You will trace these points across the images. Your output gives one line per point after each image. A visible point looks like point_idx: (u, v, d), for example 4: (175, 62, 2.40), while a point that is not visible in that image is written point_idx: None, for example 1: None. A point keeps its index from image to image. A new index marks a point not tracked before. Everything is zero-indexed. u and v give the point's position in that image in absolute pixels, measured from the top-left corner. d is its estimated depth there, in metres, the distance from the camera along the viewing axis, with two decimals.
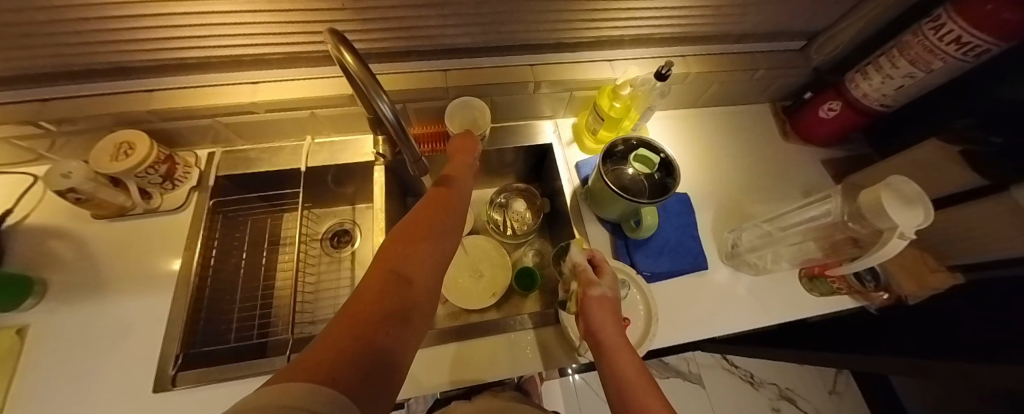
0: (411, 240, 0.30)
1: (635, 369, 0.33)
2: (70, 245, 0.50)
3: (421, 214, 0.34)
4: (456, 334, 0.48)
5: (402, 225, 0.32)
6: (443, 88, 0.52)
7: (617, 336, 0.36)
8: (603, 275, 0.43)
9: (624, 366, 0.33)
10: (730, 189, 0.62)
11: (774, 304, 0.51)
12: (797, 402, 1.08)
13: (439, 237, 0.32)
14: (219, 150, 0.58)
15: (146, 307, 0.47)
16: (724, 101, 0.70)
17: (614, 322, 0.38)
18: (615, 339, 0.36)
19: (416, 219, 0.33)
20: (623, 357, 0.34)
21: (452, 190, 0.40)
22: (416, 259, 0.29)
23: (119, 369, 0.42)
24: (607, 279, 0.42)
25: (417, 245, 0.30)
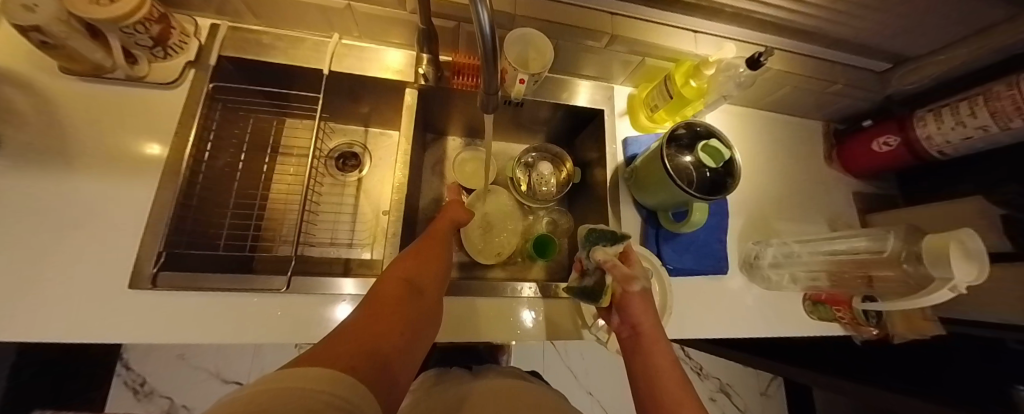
0: (411, 271, 0.36)
1: (668, 361, 0.33)
2: (22, 95, 0.41)
3: (420, 250, 0.40)
4: (454, 289, 0.46)
5: (405, 259, 0.38)
6: (510, 15, 0.44)
7: (654, 326, 0.36)
8: (636, 267, 0.41)
9: (658, 356, 0.33)
10: (764, 201, 0.61)
11: (773, 318, 0.52)
12: (731, 396, 1.22)
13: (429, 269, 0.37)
14: (224, 23, 0.49)
15: (119, 192, 0.40)
16: (782, 109, 0.66)
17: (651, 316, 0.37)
18: (653, 332, 0.36)
19: (419, 255, 0.39)
20: (659, 347, 0.34)
21: (441, 233, 0.44)
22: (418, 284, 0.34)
23: (86, 254, 0.37)
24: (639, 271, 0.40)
25: (417, 275, 0.36)
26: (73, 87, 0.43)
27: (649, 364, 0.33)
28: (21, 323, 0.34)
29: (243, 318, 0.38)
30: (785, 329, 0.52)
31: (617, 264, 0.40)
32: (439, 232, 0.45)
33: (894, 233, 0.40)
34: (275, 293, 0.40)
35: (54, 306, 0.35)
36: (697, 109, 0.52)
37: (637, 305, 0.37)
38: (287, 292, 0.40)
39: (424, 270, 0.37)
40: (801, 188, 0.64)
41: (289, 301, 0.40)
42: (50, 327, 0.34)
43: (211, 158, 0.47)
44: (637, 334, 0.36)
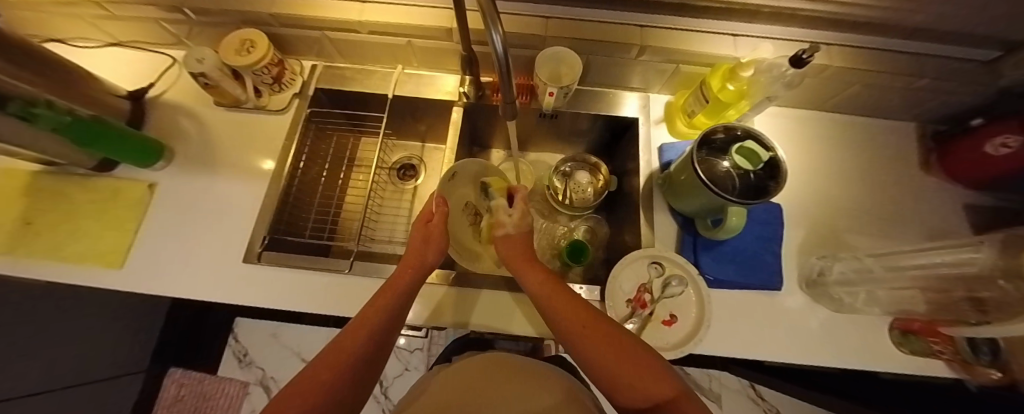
0: (360, 327, 0.32)
1: (553, 290, 0.36)
2: (192, 123, 0.59)
3: (375, 302, 0.36)
4: (487, 283, 0.50)
5: (354, 319, 0.34)
6: (541, 37, 0.49)
7: (518, 257, 0.42)
8: (515, 216, 0.45)
9: (533, 281, 0.38)
10: (832, 212, 0.54)
11: (846, 347, 0.45)
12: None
13: (385, 326, 0.34)
14: (320, 63, 0.62)
15: (240, 191, 0.54)
16: (855, 109, 0.59)
17: (525, 249, 0.43)
18: (535, 280, 0.38)
19: (374, 306, 0.35)
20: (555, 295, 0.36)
21: (409, 276, 0.40)
22: (360, 343, 0.31)
23: (217, 234, 0.51)
24: (516, 219, 0.45)
25: (367, 336, 0.32)
26: (221, 116, 0.59)
27: (541, 296, 0.37)
28: (180, 281, 0.47)
29: (316, 291, 0.47)
30: (865, 361, 0.44)
31: (507, 212, 0.45)
32: (408, 272, 0.40)
33: (990, 247, 0.32)
34: (339, 272, 0.49)
35: (199, 271, 0.48)
36: (740, 111, 0.50)
37: (516, 249, 0.43)
38: (350, 273, 0.49)
39: (377, 326, 0.33)
40: (883, 197, 0.55)
41: (349, 281, 0.48)
42: (198, 285, 0.47)
43: (304, 167, 0.59)
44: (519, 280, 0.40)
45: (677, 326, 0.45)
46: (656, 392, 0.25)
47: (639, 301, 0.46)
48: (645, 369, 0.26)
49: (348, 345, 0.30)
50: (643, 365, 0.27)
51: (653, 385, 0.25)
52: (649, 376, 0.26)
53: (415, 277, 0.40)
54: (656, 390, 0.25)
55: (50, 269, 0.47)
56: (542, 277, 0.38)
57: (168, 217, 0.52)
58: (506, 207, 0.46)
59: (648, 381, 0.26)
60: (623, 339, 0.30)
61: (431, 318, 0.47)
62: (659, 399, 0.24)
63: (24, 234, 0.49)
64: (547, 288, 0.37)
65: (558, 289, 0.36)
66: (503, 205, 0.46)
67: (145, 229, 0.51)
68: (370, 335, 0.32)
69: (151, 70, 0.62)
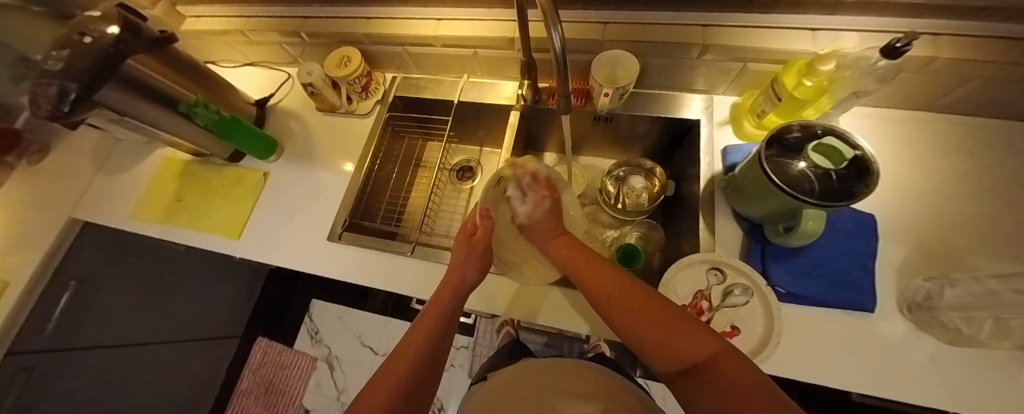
0: (419, 339, 0.37)
1: (582, 261, 0.39)
2: (297, 125, 0.71)
3: (428, 312, 0.40)
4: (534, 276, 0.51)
5: (411, 331, 0.38)
6: (598, 41, 0.51)
7: (542, 226, 0.46)
8: (527, 203, 0.47)
9: (560, 247, 0.42)
10: (946, 227, 0.46)
11: (966, 387, 0.37)
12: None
13: (435, 335, 0.38)
14: (399, 75, 0.72)
15: (329, 181, 0.64)
16: (977, 110, 0.50)
17: (553, 225, 0.45)
18: (564, 255, 0.41)
19: (423, 328, 0.38)
20: (580, 267, 0.39)
21: (450, 294, 0.42)
22: (418, 348, 0.36)
23: (310, 216, 0.61)
24: (528, 205, 0.47)
25: (423, 343, 0.36)
26: (319, 119, 0.71)
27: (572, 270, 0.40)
28: (282, 251, 0.58)
29: (384, 269, 0.54)
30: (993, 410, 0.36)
31: (520, 203, 0.48)
32: (448, 292, 0.42)
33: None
34: (403, 254, 0.55)
35: (296, 244, 0.59)
36: (820, 109, 0.46)
37: (541, 226, 0.45)
38: (412, 256, 0.55)
39: (428, 337, 0.37)
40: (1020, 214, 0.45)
41: (411, 262, 0.54)
42: (296, 256, 0.57)
43: (381, 164, 0.67)
44: (548, 252, 0.44)
45: (739, 340, 0.41)
46: (696, 350, 0.25)
47: (695, 307, 0.43)
48: (682, 328, 0.27)
49: (408, 350, 0.35)
50: (680, 327, 0.27)
51: (692, 345, 0.26)
52: (688, 335, 0.26)
53: (455, 296, 0.42)
54: (694, 349, 0.25)
55: (194, 236, 0.61)
56: (570, 250, 0.41)
57: (276, 201, 0.64)
58: (517, 196, 0.48)
59: (687, 339, 0.26)
60: (664, 306, 0.30)
61: (482, 302, 0.49)
62: (698, 359, 0.25)
63: (179, 207, 0.64)
64: (577, 262, 0.39)
65: (586, 261, 0.39)
66: (514, 194, 0.48)
67: (258, 208, 0.63)
68: (426, 341, 0.37)
69: (271, 83, 0.77)
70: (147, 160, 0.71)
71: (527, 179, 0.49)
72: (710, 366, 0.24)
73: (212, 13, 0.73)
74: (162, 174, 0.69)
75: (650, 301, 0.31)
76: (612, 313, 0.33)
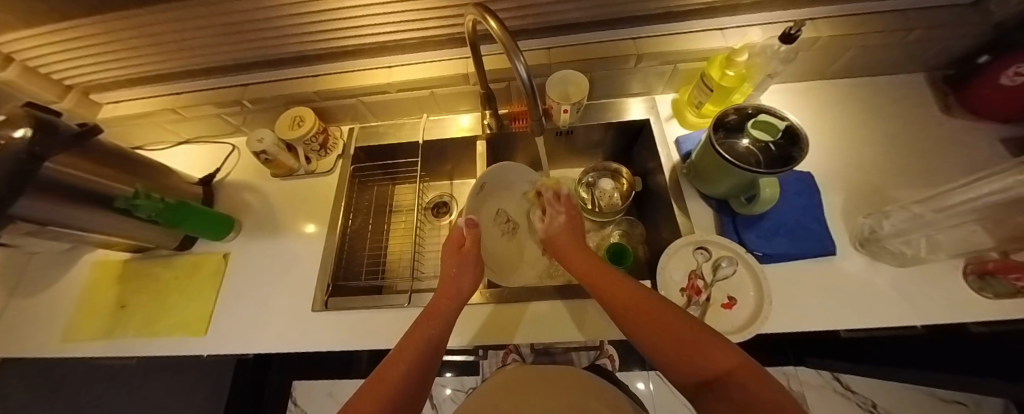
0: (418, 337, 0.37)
1: (600, 276, 0.40)
2: (253, 196, 0.67)
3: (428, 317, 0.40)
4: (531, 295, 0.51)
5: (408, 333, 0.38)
6: (547, 65, 0.55)
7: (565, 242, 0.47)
8: (548, 222, 0.51)
9: (578, 262, 0.43)
10: (864, 170, 0.54)
11: (922, 299, 0.43)
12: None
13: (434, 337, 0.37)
14: (356, 126, 0.71)
15: (302, 248, 0.61)
16: (857, 72, 0.61)
17: (582, 253, 0.44)
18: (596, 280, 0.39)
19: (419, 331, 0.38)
20: (601, 280, 0.39)
21: (448, 303, 0.43)
22: (417, 347, 0.35)
23: (287, 289, 0.57)
24: (549, 225, 0.50)
25: (422, 343, 0.36)
26: (277, 186, 0.67)
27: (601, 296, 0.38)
28: (260, 335, 0.53)
29: (381, 327, 0.51)
30: (947, 316, 0.42)
31: (540, 220, 0.53)
32: (445, 302, 0.43)
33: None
34: (399, 307, 0.52)
35: (276, 323, 0.54)
36: (745, 93, 0.53)
37: (563, 241, 0.47)
38: (409, 306, 0.52)
39: (431, 338, 0.37)
40: (911, 147, 0.55)
41: (408, 313, 0.52)
42: (276, 337, 0.52)
43: (353, 218, 0.64)
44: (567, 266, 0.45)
45: (738, 308, 0.45)
46: (717, 360, 0.26)
47: (693, 288, 0.46)
48: (704, 342, 0.28)
49: (406, 350, 0.35)
50: (701, 339, 0.28)
51: (713, 356, 0.26)
52: (709, 347, 0.27)
53: (453, 304, 0.43)
54: (714, 361, 0.26)
55: (147, 344, 0.53)
56: (602, 275, 0.40)
57: (244, 282, 0.58)
58: (539, 214, 0.54)
59: (708, 352, 0.27)
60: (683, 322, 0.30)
61: (489, 337, 0.48)
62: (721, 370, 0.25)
63: (124, 315, 0.56)
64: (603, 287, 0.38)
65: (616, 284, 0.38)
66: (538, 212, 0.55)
67: (224, 294, 0.57)
68: (426, 343, 0.36)
69: (214, 157, 0.72)
70: (76, 269, 0.62)
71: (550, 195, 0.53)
72: (729, 377, 0.25)
73: (133, 96, 0.67)
74: (97, 280, 0.60)
75: (673, 315, 0.32)
76: (639, 337, 0.32)
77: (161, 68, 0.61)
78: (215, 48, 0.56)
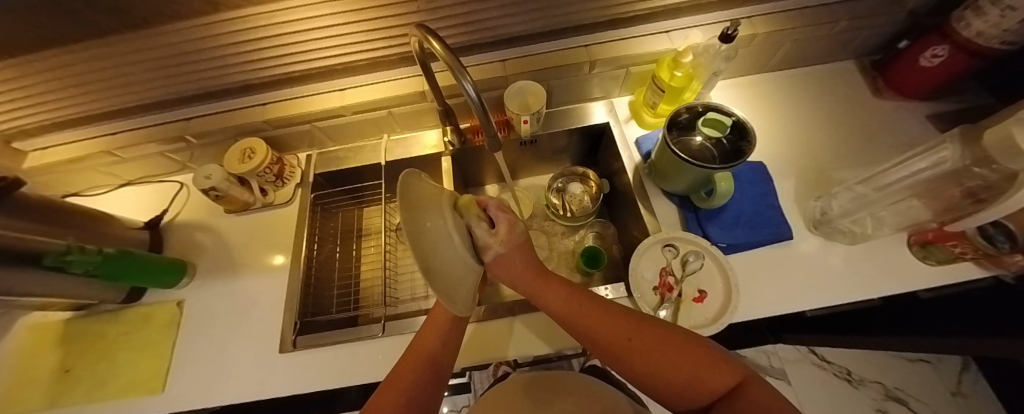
0: (420, 354, 0.36)
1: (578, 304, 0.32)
2: (208, 235, 0.63)
3: (419, 337, 0.37)
4: (508, 310, 0.50)
5: (405, 354, 0.37)
6: (502, 77, 0.55)
7: (523, 272, 0.34)
8: (502, 232, 0.32)
9: (546, 290, 0.33)
10: (811, 154, 0.57)
11: (875, 274, 0.46)
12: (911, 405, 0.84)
13: (433, 358, 0.36)
14: (314, 152, 0.68)
15: (265, 285, 0.57)
16: (794, 62, 0.65)
17: (532, 266, 0.34)
18: (562, 300, 0.32)
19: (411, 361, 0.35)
20: (558, 301, 0.33)
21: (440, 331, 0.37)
22: (419, 371, 0.34)
23: (251, 331, 0.53)
24: (506, 238, 0.32)
25: (420, 364, 0.35)
26: (234, 222, 0.64)
27: (571, 315, 0.32)
28: (224, 386, 0.49)
29: (358, 361, 0.48)
30: (898, 287, 0.44)
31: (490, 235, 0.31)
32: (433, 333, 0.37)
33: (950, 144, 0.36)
34: (373, 338, 0.50)
35: (242, 370, 0.50)
36: (695, 90, 0.55)
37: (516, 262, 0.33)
38: (384, 335, 0.50)
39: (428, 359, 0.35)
40: (850, 130, 0.59)
41: (383, 342, 0.49)
42: (244, 385, 0.48)
43: (317, 248, 0.61)
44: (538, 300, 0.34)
45: (709, 300, 0.46)
46: (717, 381, 0.25)
47: (664, 285, 0.47)
48: (700, 357, 0.26)
49: (408, 374, 0.34)
50: (707, 358, 0.26)
51: (712, 375, 0.25)
52: (708, 365, 0.25)
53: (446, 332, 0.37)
54: (715, 382, 0.25)
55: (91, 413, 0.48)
56: (568, 296, 0.33)
57: (204, 330, 0.54)
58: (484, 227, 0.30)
59: (709, 371, 0.25)
60: (663, 331, 0.29)
61: (466, 359, 0.46)
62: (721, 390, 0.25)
63: (66, 382, 0.50)
64: (574, 309, 0.32)
65: (591, 301, 0.32)
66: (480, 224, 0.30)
67: (181, 344, 0.53)
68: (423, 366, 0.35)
69: (162, 198, 0.68)
70: (4, 338, 0.55)
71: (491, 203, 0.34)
72: (733, 396, 0.24)
73: (60, 141, 0.62)
74: (28, 346, 0.54)
75: (670, 331, 0.29)
76: (629, 366, 0.28)
77: (87, 109, 0.56)
78: (148, 83, 0.52)
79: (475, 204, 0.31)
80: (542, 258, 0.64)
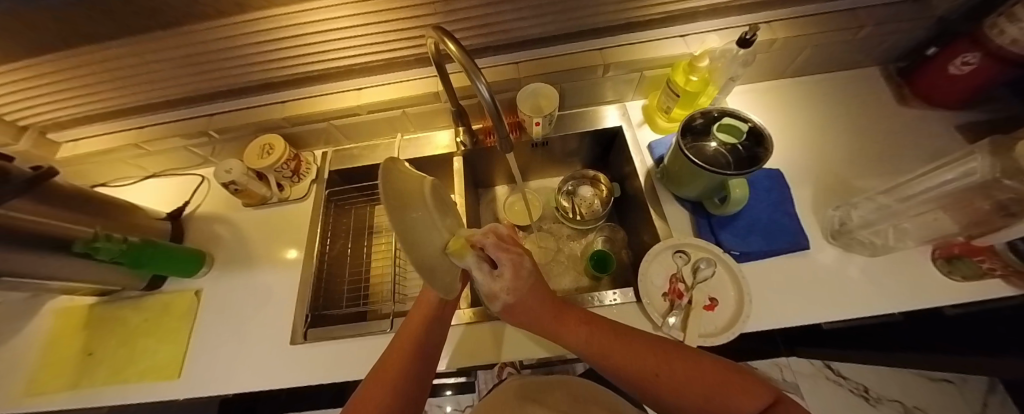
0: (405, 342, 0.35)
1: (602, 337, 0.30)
2: (226, 228, 0.65)
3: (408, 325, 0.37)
4: None
5: (393, 345, 0.36)
6: (516, 79, 0.56)
7: (538, 307, 0.32)
8: (506, 277, 0.32)
9: (567, 327, 0.31)
10: (829, 163, 0.56)
11: (896, 287, 0.44)
12: None
13: (422, 345, 0.35)
14: (330, 149, 0.70)
15: (279, 278, 0.59)
16: (814, 69, 0.64)
17: (547, 303, 0.32)
18: (583, 339, 0.30)
19: (398, 349, 0.34)
20: (581, 333, 0.30)
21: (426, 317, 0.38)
22: (406, 360, 0.33)
23: (264, 322, 0.55)
24: (510, 284, 0.31)
25: (406, 354, 0.34)
26: (251, 215, 0.66)
27: (595, 355, 0.29)
28: (237, 374, 0.50)
29: (366, 355, 0.49)
30: (920, 302, 0.43)
31: (492, 279, 0.32)
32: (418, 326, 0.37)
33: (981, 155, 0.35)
34: (381, 333, 0.51)
35: (254, 359, 0.51)
36: (711, 95, 0.55)
37: (534, 307, 0.32)
38: (392, 331, 0.51)
39: (413, 347, 0.34)
40: (872, 138, 0.57)
41: (391, 338, 0.50)
42: (256, 374, 0.50)
43: (330, 244, 0.63)
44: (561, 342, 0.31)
45: (720, 309, 0.45)
46: (752, 403, 0.24)
47: (674, 292, 0.46)
48: (728, 381, 0.25)
49: (395, 364, 0.32)
50: (733, 380, 0.26)
51: (742, 396, 0.24)
52: (733, 386, 0.25)
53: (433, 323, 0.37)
54: (750, 405, 0.24)
55: (111, 395, 0.50)
56: (589, 331, 0.30)
57: (219, 319, 0.56)
58: (482, 270, 0.31)
59: (736, 392, 0.25)
60: (682, 356, 0.28)
61: (470, 359, 0.47)
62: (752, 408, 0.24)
63: (89, 364, 0.52)
64: (596, 345, 0.29)
65: (609, 331, 0.30)
66: (478, 270, 0.31)
67: (197, 332, 0.55)
68: (409, 355, 0.34)
69: (183, 190, 0.70)
70: (34, 319, 0.58)
71: (489, 240, 0.32)
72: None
73: (91, 133, 0.64)
74: (55, 329, 0.56)
75: (694, 358, 0.28)
76: (661, 395, 0.27)
77: (118, 103, 0.59)
78: (175, 79, 0.55)
79: (467, 245, 0.30)
80: (550, 260, 0.64)
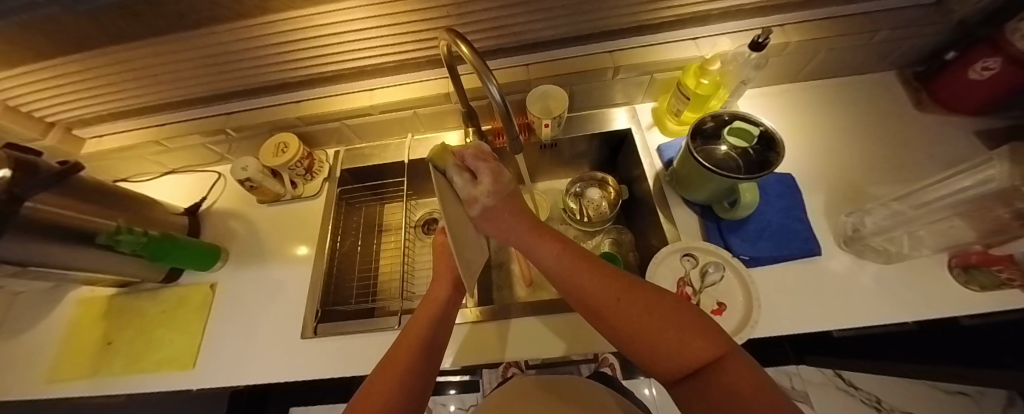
0: (415, 334, 0.36)
1: (573, 260, 0.28)
2: (241, 224, 0.67)
3: (415, 323, 0.37)
4: (522, 311, 0.50)
5: (398, 342, 0.35)
6: (526, 81, 0.56)
7: (510, 227, 0.31)
8: (485, 182, 0.31)
9: (539, 242, 0.29)
10: (842, 168, 0.55)
11: (911, 296, 0.43)
12: None
13: (430, 338, 0.36)
14: (342, 148, 0.71)
15: (290, 274, 0.60)
16: (828, 73, 0.63)
17: (523, 223, 0.31)
18: (551, 252, 0.28)
19: (407, 338, 0.35)
20: (547, 247, 0.29)
21: (436, 307, 0.40)
22: (414, 351, 0.33)
23: (276, 317, 0.56)
24: (489, 187, 0.30)
25: (414, 348, 0.34)
26: (265, 212, 0.67)
27: (560, 271, 0.27)
28: (249, 366, 0.51)
29: (372, 352, 0.50)
30: (936, 311, 0.42)
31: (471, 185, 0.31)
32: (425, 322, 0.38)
33: (1000, 162, 0.34)
34: (389, 329, 0.52)
35: (267, 353, 0.52)
36: (722, 99, 0.54)
37: (507, 219, 0.31)
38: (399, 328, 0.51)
39: (421, 340, 0.35)
40: (890, 144, 0.56)
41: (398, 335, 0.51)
42: (267, 367, 0.51)
43: (341, 240, 0.64)
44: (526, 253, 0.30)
45: (728, 313, 0.44)
46: (700, 351, 0.21)
47: (682, 295, 0.46)
48: (687, 329, 0.22)
49: (404, 356, 0.32)
50: (690, 326, 0.22)
51: (694, 343, 0.21)
52: (692, 333, 0.22)
53: (439, 319, 0.39)
54: (697, 351, 0.21)
55: (130, 382, 0.51)
56: (558, 248, 0.28)
57: (233, 313, 0.57)
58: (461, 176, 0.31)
59: (691, 339, 0.22)
60: (652, 296, 0.25)
61: (476, 357, 0.47)
62: (707, 359, 0.21)
63: (109, 353, 0.54)
64: (560, 262, 0.28)
65: (584, 259, 0.28)
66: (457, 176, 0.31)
67: (212, 324, 0.57)
68: (418, 348, 0.34)
69: (201, 186, 0.72)
70: (58, 308, 0.60)
71: (469, 153, 0.33)
72: (711, 371, 0.21)
73: (115, 130, 0.67)
74: (78, 318, 0.59)
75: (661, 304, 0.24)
76: (612, 326, 0.25)
77: (141, 101, 0.61)
78: (195, 79, 0.56)
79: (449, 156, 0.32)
80: None
